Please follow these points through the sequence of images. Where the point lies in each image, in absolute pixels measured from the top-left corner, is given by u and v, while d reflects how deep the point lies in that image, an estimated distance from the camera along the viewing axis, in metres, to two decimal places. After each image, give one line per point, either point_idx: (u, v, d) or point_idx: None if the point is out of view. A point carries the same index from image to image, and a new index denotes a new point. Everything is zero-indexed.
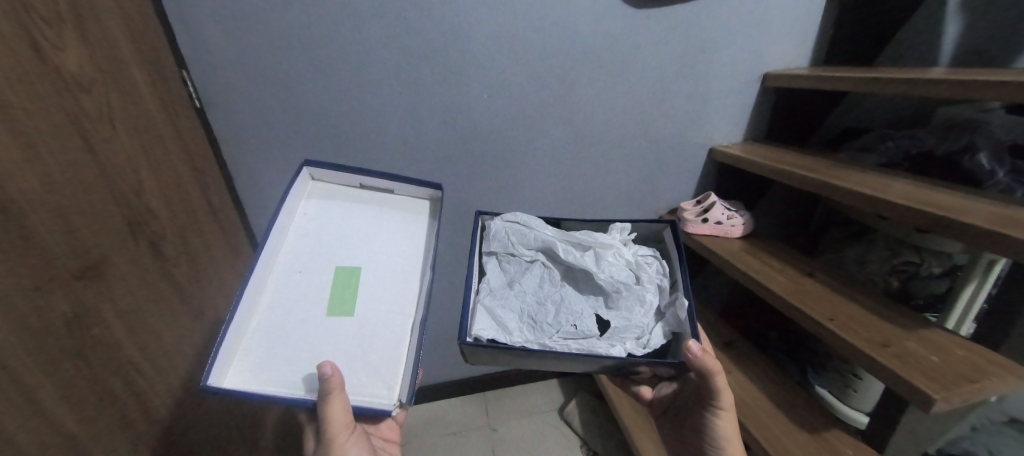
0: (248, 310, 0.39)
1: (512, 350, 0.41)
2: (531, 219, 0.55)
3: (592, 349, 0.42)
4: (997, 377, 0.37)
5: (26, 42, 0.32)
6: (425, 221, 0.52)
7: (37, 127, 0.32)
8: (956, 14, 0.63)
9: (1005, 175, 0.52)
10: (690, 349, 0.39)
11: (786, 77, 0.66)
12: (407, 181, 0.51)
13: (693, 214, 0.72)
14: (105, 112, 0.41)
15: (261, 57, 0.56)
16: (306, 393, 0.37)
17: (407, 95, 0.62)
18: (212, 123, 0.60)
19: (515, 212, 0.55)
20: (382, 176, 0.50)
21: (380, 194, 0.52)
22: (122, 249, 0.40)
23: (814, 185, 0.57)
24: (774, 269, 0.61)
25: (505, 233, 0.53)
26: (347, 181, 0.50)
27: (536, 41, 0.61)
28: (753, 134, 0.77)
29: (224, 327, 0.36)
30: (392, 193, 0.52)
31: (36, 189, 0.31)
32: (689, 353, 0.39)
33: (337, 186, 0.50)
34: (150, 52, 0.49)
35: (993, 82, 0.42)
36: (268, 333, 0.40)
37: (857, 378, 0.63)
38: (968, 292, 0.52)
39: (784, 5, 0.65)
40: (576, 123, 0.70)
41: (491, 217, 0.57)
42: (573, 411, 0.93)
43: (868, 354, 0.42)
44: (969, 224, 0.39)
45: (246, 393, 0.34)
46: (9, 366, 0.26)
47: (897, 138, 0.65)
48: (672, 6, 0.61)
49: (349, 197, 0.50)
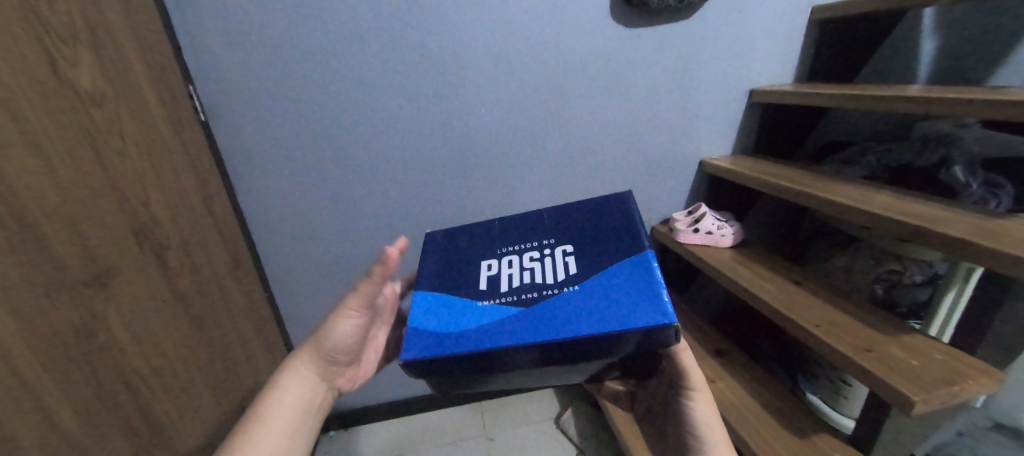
0: (449, 375, 0.29)
1: (473, 376, 0.30)
2: (480, 239, 0.41)
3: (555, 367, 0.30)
4: (974, 380, 0.38)
5: (44, 61, 0.34)
6: (633, 243, 0.33)
7: (52, 139, 0.34)
8: (932, 36, 0.67)
9: (978, 187, 0.54)
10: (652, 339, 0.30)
11: (770, 93, 0.70)
12: (611, 233, 0.36)
13: (685, 224, 0.74)
14: (116, 124, 0.43)
15: (266, 72, 0.59)
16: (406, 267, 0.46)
17: (408, 109, 0.65)
18: (216, 135, 0.62)
19: (457, 241, 0.42)
20: (608, 236, 0.35)
21: (617, 231, 0.36)
22: (129, 258, 0.42)
23: (799, 195, 0.59)
24: (763, 277, 0.63)
25: (444, 265, 0.38)
26: (605, 238, 0.35)
27: (527, 56, 0.64)
28: (741, 148, 0.79)
29: (419, 376, 0.29)
30: (629, 225, 0.36)
31: (49, 198, 0.33)
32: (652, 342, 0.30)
33: (607, 240, 0.35)
34: (157, 67, 0.52)
35: (960, 99, 0.45)
36: (467, 368, 0.28)
37: (846, 385, 0.63)
38: (950, 298, 0.53)
39: (763, 26, 0.69)
40: (572, 135, 0.71)
41: (430, 238, 0.43)
42: (569, 420, 0.91)
43: (852, 359, 0.43)
44: (945, 234, 0.41)
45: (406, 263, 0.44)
46: (18, 368, 0.28)
47: (878, 151, 0.68)
48: (657, 26, 0.65)
49: (609, 250, 0.33)
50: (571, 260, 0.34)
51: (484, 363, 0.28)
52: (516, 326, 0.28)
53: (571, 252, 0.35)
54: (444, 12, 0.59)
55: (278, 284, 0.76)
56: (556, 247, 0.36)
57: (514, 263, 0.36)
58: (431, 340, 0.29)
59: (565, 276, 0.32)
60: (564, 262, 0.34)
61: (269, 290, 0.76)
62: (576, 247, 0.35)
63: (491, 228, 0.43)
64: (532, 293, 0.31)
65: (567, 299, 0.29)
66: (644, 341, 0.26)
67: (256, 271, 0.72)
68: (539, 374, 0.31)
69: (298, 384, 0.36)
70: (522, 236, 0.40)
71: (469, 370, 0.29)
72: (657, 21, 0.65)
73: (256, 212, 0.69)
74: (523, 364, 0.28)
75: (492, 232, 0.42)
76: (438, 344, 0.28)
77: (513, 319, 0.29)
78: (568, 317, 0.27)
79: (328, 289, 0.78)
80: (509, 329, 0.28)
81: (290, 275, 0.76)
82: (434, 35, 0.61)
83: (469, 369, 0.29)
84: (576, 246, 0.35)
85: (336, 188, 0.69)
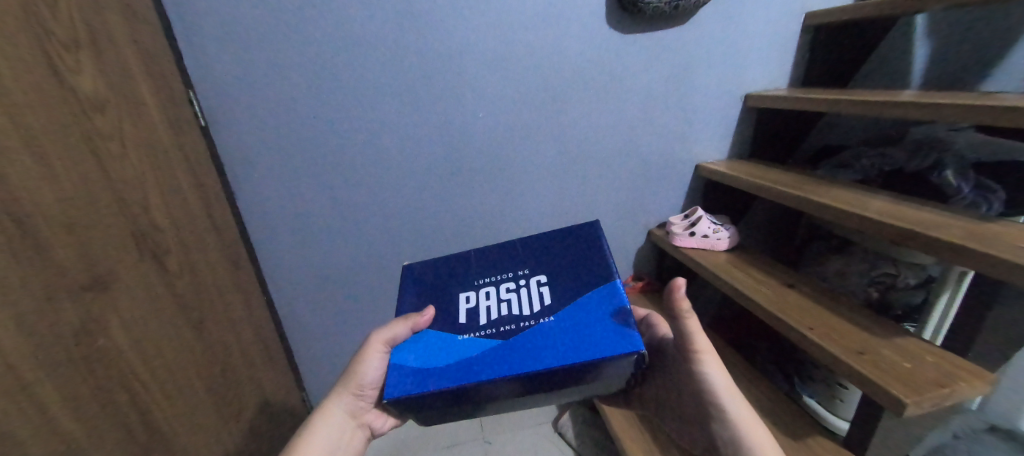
0: (434, 407, 0.32)
1: (456, 408, 0.32)
2: (460, 270, 0.44)
3: (533, 396, 0.32)
4: (965, 382, 0.38)
5: (47, 68, 0.35)
6: (599, 275, 0.37)
7: (54, 146, 0.34)
8: (924, 43, 0.68)
9: (970, 191, 0.54)
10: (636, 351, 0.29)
11: (766, 97, 0.70)
12: (580, 265, 0.39)
13: (682, 228, 0.75)
14: (117, 131, 0.43)
15: (265, 75, 0.59)
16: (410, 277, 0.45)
17: (405, 113, 0.65)
18: (216, 141, 0.62)
19: (439, 271, 0.44)
20: (577, 269, 0.38)
21: (587, 262, 0.39)
22: (129, 262, 0.42)
23: (793, 199, 0.60)
24: (758, 281, 0.63)
25: (427, 298, 0.41)
26: (575, 270, 0.38)
27: (523, 61, 0.65)
28: (736, 152, 0.80)
29: (407, 408, 0.31)
30: (597, 255, 0.39)
31: (51, 203, 0.33)
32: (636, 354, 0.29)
33: (576, 272, 0.38)
34: (158, 73, 0.52)
35: (948, 104, 0.45)
36: (450, 402, 0.31)
37: (841, 387, 0.64)
38: (942, 301, 0.53)
39: (756, 33, 0.70)
40: (568, 140, 0.72)
41: (413, 267, 0.46)
42: (567, 423, 0.91)
43: (845, 362, 0.44)
44: (937, 238, 0.42)
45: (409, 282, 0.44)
46: (18, 371, 0.28)
47: (872, 156, 0.69)
48: (652, 31, 0.66)
49: (578, 283, 0.37)
50: (545, 290, 0.37)
51: (466, 396, 0.30)
52: (494, 360, 0.31)
53: (544, 283, 0.38)
54: (442, 17, 0.60)
55: (277, 288, 0.76)
56: (530, 278, 0.39)
57: (491, 295, 0.39)
58: (414, 377, 0.31)
59: (540, 307, 0.36)
60: (539, 293, 0.37)
61: (267, 293, 0.76)
62: (549, 277, 0.39)
63: (467, 257, 0.45)
64: (509, 326, 0.34)
65: (541, 332, 0.32)
66: (610, 368, 0.30)
67: (256, 275, 0.72)
68: (521, 403, 0.34)
69: (330, 422, 0.36)
70: (498, 267, 0.42)
71: (452, 403, 0.31)
72: (652, 28, 0.66)
73: (255, 216, 0.69)
74: (500, 394, 0.31)
75: (468, 261, 0.44)
76: (420, 380, 0.31)
77: (491, 352, 0.31)
78: (539, 349, 0.30)
79: (327, 293, 0.78)
80: (486, 363, 0.31)
81: (288, 279, 0.76)
82: (432, 41, 0.61)
83: (449, 402, 0.31)
84: (549, 278, 0.39)
85: (335, 191, 0.69)
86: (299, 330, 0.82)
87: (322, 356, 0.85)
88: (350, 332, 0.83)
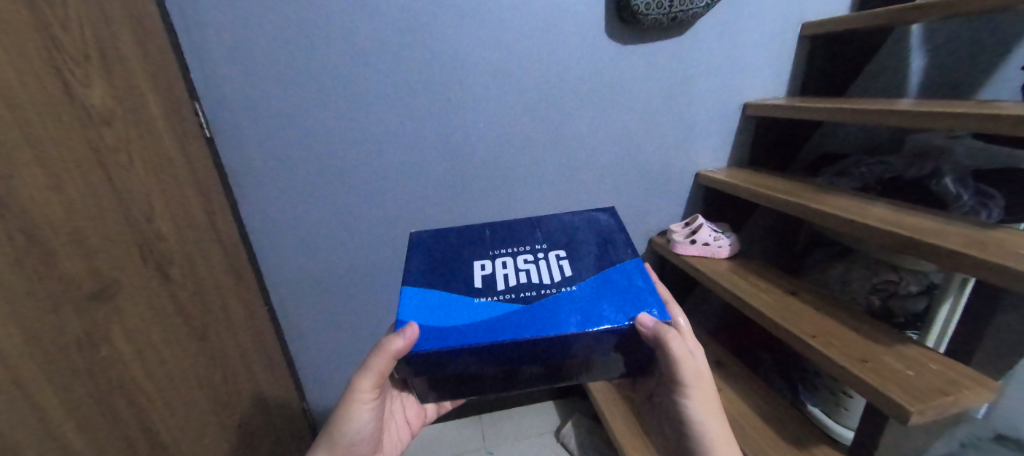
0: (448, 375, 0.32)
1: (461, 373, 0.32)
2: (475, 241, 0.44)
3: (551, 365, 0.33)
4: (969, 389, 0.38)
5: (58, 83, 0.35)
6: (621, 253, 0.39)
7: (63, 159, 0.35)
8: (919, 53, 0.69)
9: (969, 197, 0.55)
10: (643, 322, 0.30)
11: (765, 106, 0.71)
12: (601, 244, 0.41)
13: (682, 235, 0.75)
14: (124, 142, 0.44)
15: (269, 86, 0.60)
16: (421, 240, 0.44)
17: (407, 122, 0.66)
18: (221, 151, 0.63)
19: (451, 239, 0.44)
20: (597, 247, 0.40)
21: (608, 242, 0.41)
22: (133, 272, 0.42)
23: (793, 206, 0.60)
24: (761, 289, 0.63)
25: (440, 262, 0.40)
26: (596, 248, 0.40)
27: (524, 70, 0.66)
28: (737, 160, 0.80)
29: (422, 371, 0.32)
30: (618, 237, 0.41)
31: (59, 214, 0.33)
32: (641, 326, 0.30)
33: (597, 250, 0.40)
34: (165, 85, 0.53)
35: (944, 113, 0.46)
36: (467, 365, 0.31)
37: (845, 395, 0.63)
38: (946, 306, 0.53)
39: (755, 41, 0.71)
40: (569, 147, 0.73)
41: (424, 234, 0.45)
42: (568, 433, 0.90)
43: (847, 369, 0.44)
44: (941, 245, 0.42)
45: (420, 244, 0.43)
46: (23, 381, 0.28)
47: (871, 163, 0.69)
48: (652, 41, 0.67)
49: (601, 260, 0.38)
50: (565, 263, 0.38)
51: (485, 359, 0.31)
52: (512, 324, 0.31)
53: (563, 257, 0.39)
54: (444, 28, 0.61)
55: (278, 297, 0.76)
56: (549, 252, 0.40)
57: (509, 264, 0.39)
58: (430, 334, 0.31)
59: (560, 277, 0.36)
60: (559, 265, 0.38)
61: (270, 303, 0.75)
62: (569, 253, 0.40)
63: (480, 231, 0.45)
64: (527, 292, 0.35)
65: (564, 298, 0.34)
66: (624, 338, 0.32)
67: (258, 284, 0.72)
68: (548, 374, 0.34)
69: None
70: (514, 241, 0.43)
71: (471, 364, 0.31)
72: (651, 38, 0.67)
73: (257, 225, 0.69)
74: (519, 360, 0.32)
75: (482, 234, 0.44)
76: (438, 335, 0.31)
77: (514, 315, 0.32)
78: (561, 317, 0.32)
79: (328, 301, 0.78)
80: (506, 325, 0.31)
81: (290, 288, 0.75)
82: (434, 51, 0.62)
83: (460, 365, 0.31)
84: (568, 252, 0.40)
85: (336, 200, 0.69)
86: (300, 339, 0.81)
87: (322, 366, 0.85)
88: (352, 341, 0.83)
